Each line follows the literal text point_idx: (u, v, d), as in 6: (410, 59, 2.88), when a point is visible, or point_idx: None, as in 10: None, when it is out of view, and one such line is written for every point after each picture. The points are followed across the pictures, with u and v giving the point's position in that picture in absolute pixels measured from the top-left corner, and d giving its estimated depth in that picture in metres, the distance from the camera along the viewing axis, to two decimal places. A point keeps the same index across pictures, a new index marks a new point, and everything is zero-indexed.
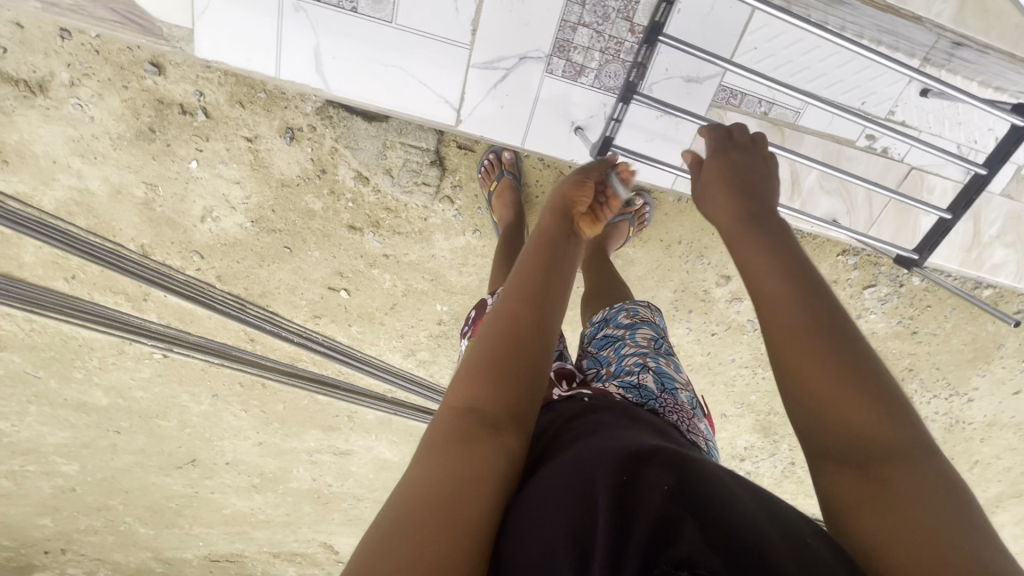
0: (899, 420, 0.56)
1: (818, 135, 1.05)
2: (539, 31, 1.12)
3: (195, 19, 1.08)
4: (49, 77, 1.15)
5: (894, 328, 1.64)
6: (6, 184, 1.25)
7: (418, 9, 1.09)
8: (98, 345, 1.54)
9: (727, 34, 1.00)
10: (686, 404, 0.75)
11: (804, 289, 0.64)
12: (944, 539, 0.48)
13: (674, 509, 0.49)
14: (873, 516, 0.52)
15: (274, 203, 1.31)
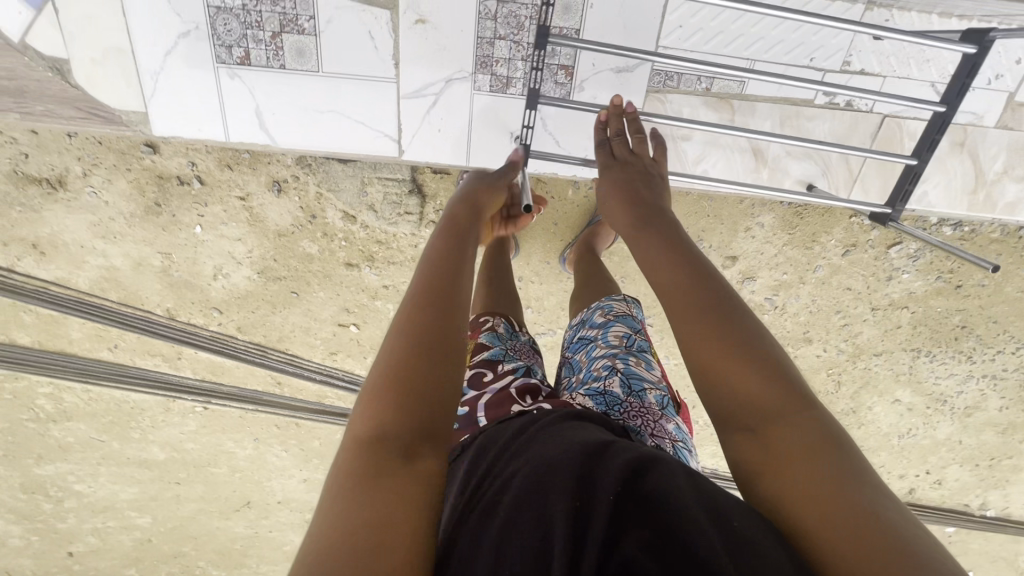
0: (768, 372, 0.59)
1: (770, 101, 1.00)
2: (459, 52, 1.13)
3: (146, 102, 1.15)
4: (65, 172, 1.27)
5: (934, 285, 1.50)
6: (47, 272, 1.40)
7: (345, 57, 1.13)
8: (147, 405, 1.67)
9: (649, 18, 0.95)
10: (655, 404, 0.73)
11: (695, 271, 0.67)
12: (835, 490, 0.50)
13: (625, 516, 0.47)
14: (770, 475, 0.55)
15: (275, 253, 1.38)
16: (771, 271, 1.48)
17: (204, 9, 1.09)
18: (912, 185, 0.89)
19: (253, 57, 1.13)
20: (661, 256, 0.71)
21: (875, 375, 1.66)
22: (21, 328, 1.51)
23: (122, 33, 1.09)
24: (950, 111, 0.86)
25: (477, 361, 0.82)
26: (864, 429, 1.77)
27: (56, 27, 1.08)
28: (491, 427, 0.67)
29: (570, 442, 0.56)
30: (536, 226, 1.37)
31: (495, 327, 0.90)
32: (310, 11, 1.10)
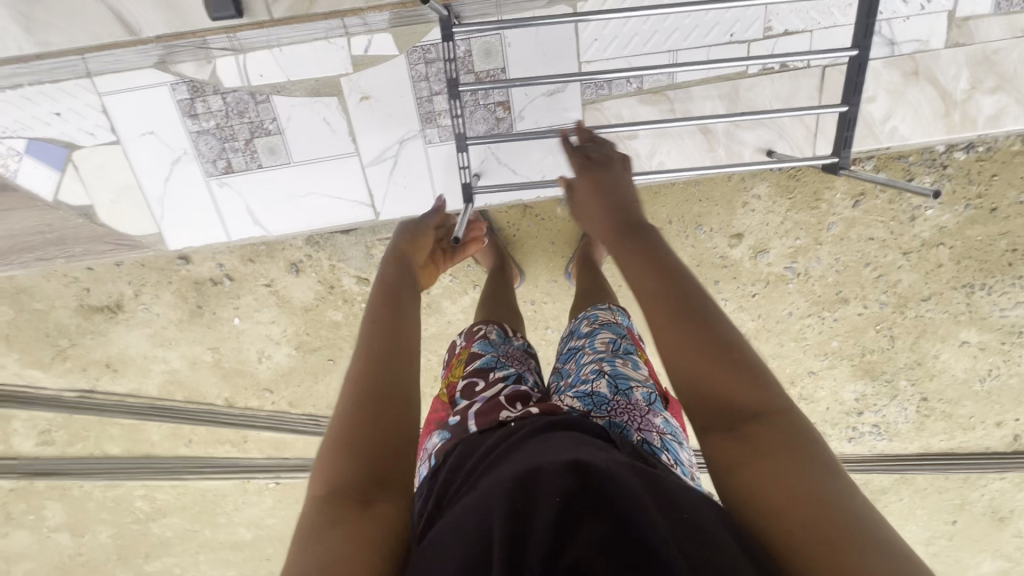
0: (746, 374, 0.63)
1: (705, 83, 1.02)
2: (405, 115, 1.23)
3: (157, 222, 1.30)
4: (120, 296, 1.45)
5: (964, 215, 1.40)
6: (123, 386, 1.58)
7: (306, 142, 1.25)
8: (228, 490, 1.79)
9: (565, 40, 0.99)
10: (642, 401, 0.75)
11: (673, 276, 0.70)
12: (805, 484, 0.54)
13: (572, 520, 0.53)
14: (747, 470, 0.58)
15: (305, 327, 1.49)
16: (785, 239, 1.43)
17: (186, 134, 1.23)
18: (847, 130, 0.88)
19: (235, 165, 1.26)
20: (639, 265, 0.73)
21: (931, 321, 1.53)
22: (113, 439, 1.70)
23: (128, 174, 1.25)
24: (868, 51, 0.85)
25: (469, 374, 0.85)
26: (944, 382, 1.62)
27: (78, 180, 1.24)
28: (471, 439, 0.70)
29: (541, 445, 0.61)
30: (535, 249, 1.41)
31: (487, 334, 0.93)
32: (271, 113, 1.22)
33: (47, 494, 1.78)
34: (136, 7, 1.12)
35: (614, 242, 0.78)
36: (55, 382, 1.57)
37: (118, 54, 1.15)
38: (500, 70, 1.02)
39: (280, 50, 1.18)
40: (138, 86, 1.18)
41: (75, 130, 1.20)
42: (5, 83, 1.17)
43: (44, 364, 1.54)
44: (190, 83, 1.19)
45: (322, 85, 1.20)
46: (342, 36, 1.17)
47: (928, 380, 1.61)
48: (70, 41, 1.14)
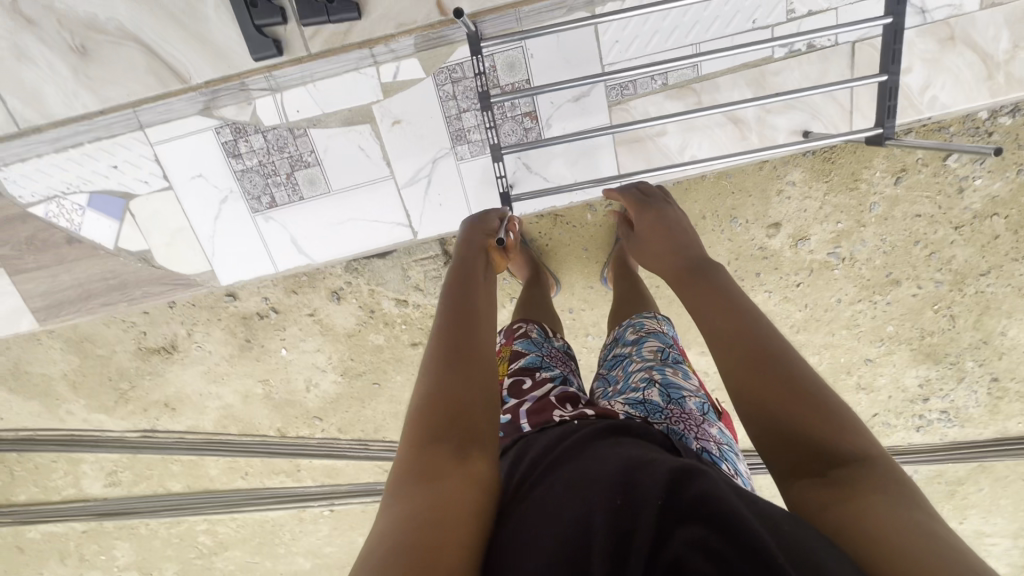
0: (830, 417, 0.64)
1: (732, 72, 1.01)
2: (436, 135, 1.26)
3: (210, 258, 1.36)
4: (174, 336, 1.52)
5: (1017, 181, 1.33)
6: (182, 423, 1.64)
7: (344, 172, 1.29)
8: (284, 521, 1.82)
9: (586, 46, 1.01)
10: (696, 411, 0.73)
11: (744, 318, 0.75)
12: (901, 519, 0.52)
13: (669, 520, 0.50)
14: (835, 507, 0.56)
15: (350, 353, 1.52)
16: (826, 224, 1.39)
17: (231, 174, 1.29)
18: (887, 101, 0.85)
19: (278, 199, 1.31)
20: (709, 306, 0.78)
21: (993, 296, 1.45)
22: (174, 476, 1.75)
23: (181, 217, 1.31)
24: (900, 20, 0.84)
25: (516, 373, 0.85)
26: (1014, 360, 1.53)
27: (136, 227, 1.31)
28: (531, 433, 0.70)
29: (630, 450, 0.60)
30: (569, 257, 1.41)
31: (528, 333, 0.94)
32: (309, 146, 1.27)
33: (116, 534, 1.85)
34: (184, 55, 1.19)
35: (682, 286, 0.85)
36: (120, 424, 1.64)
37: (169, 103, 1.22)
38: (526, 80, 1.03)
39: (313, 86, 1.23)
40: (185, 133, 1.25)
41: (131, 180, 1.28)
42: (64, 143, 1.24)
43: (108, 407, 1.61)
44: (234, 125, 1.25)
45: (356, 115, 1.25)
46: (372, 65, 1.22)
47: (995, 358, 1.52)
48: (125, 95, 1.21)
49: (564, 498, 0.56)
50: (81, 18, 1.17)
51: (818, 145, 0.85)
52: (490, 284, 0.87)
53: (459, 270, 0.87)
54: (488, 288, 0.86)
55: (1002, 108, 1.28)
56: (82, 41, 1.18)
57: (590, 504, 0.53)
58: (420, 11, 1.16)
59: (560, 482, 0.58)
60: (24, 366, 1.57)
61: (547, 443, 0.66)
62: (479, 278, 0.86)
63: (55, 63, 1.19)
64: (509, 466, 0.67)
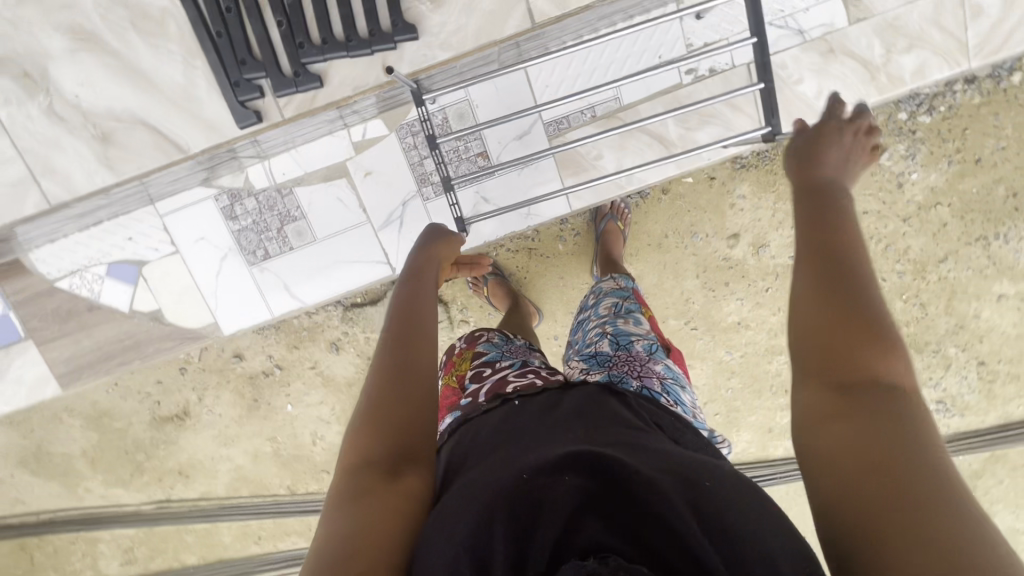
0: (895, 358, 0.59)
1: (649, 99, 1.12)
2: (404, 180, 1.30)
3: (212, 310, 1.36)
4: (186, 403, 1.61)
5: (950, 171, 1.44)
6: (195, 490, 1.69)
7: (324, 221, 1.32)
8: None
9: (523, 93, 1.15)
10: (641, 351, 0.91)
11: (841, 239, 0.69)
12: (895, 444, 0.52)
13: (579, 512, 0.56)
14: (831, 427, 0.57)
15: (351, 403, 1.60)
16: (782, 231, 1.46)
17: (229, 234, 1.33)
18: (773, 101, 0.95)
19: (271, 252, 1.34)
20: (818, 220, 0.73)
21: (958, 281, 1.51)
22: (188, 548, 1.77)
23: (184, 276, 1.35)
24: (764, 35, 0.95)
25: (478, 365, 0.94)
26: (995, 341, 1.56)
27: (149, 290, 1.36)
28: (476, 415, 0.77)
29: (562, 438, 0.66)
30: (548, 285, 1.51)
31: (490, 339, 1.01)
32: (295, 203, 1.31)
33: None
34: (183, 129, 1.25)
35: (804, 198, 0.78)
36: (136, 497, 1.69)
37: (172, 171, 1.28)
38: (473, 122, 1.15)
39: (298, 150, 1.30)
40: (189, 204, 1.32)
41: (143, 249, 1.34)
42: (88, 221, 1.33)
43: (124, 480, 1.68)
44: (230, 192, 1.31)
45: (333, 171, 1.30)
46: (343, 127, 1.28)
47: (975, 342, 1.56)
48: (131, 172, 1.27)
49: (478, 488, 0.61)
50: (100, 107, 1.24)
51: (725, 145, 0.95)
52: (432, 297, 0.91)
53: (404, 288, 0.91)
54: (430, 300, 0.90)
55: (917, 108, 1.40)
56: (100, 127, 1.25)
57: (501, 496, 0.59)
58: (371, 75, 1.22)
59: (479, 475, 0.64)
60: (46, 447, 1.65)
61: (481, 435, 0.72)
62: (423, 292, 0.91)
63: (79, 148, 1.26)
64: (450, 449, 0.75)
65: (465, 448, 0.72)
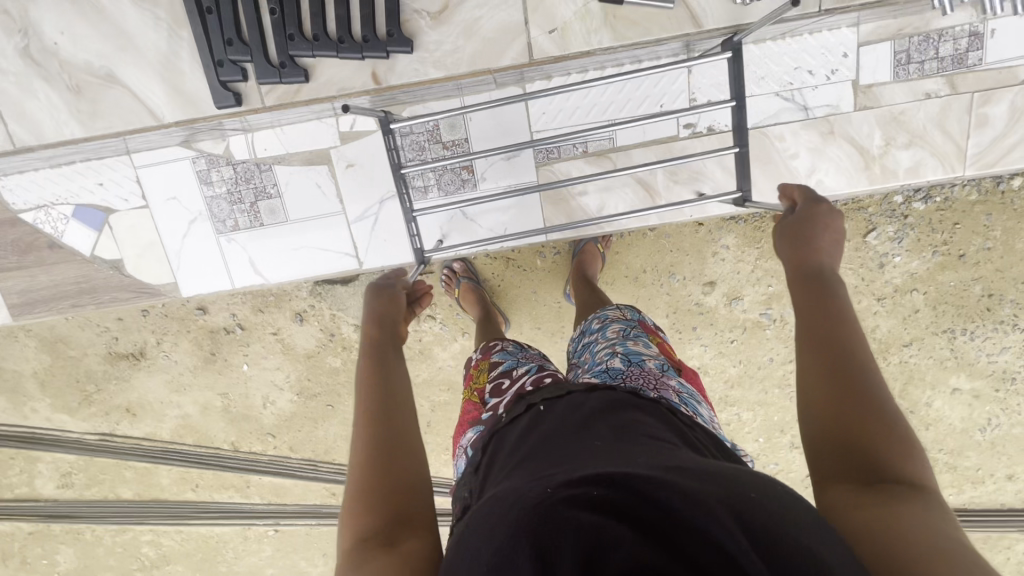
0: (908, 457, 0.61)
1: (642, 145, 1.11)
2: (385, 178, 1.27)
3: (173, 271, 1.33)
4: (143, 345, 1.61)
5: (933, 262, 1.44)
6: (140, 430, 1.71)
7: (300, 202, 1.29)
8: (229, 538, 1.84)
9: (518, 119, 1.12)
10: (654, 368, 0.91)
11: (834, 338, 0.69)
12: (923, 526, 0.53)
13: (606, 525, 0.57)
14: (862, 504, 0.57)
15: (308, 374, 1.61)
16: (757, 287, 1.47)
17: (202, 199, 1.28)
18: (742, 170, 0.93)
19: (241, 223, 1.30)
20: (813, 311, 0.72)
21: (917, 367, 1.54)
22: (126, 483, 1.79)
23: (152, 232, 1.30)
24: (745, 102, 0.94)
25: (496, 376, 0.95)
26: (940, 431, 1.60)
27: (113, 239, 1.30)
28: (503, 428, 0.79)
29: (592, 450, 0.65)
30: (520, 298, 1.52)
31: (505, 347, 1.05)
32: (272, 180, 1.27)
33: (61, 538, 1.87)
34: (158, 97, 1.22)
35: (798, 286, 0.76)
36: (81, 426, 1.71)
37: (145, 135, 1.24)
38: (463, 140, 1.12)
39: (283, 130, 1.25)
40: (165, 161, 1.26)
41: (113, 197, 1.28)
42: (55, 160, 1.26)
43: (71, 409, 1.68)
44: (209, 156, 1.26)
45: (316, 156, 1.26)
46: (332, 116, 1.24)
47: (920, 427, 1.60)
48: (98, 130, 1.23)
49: (500, 500, 0.61)
50: (78, 60, 1.20)
51: (694, 209, 0.95)
52: (397, 342, 0.93)
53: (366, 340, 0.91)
54: (395, 346, 0.92)
55: (912, 194, 1.40)
56: (74, 80, 1.21)
57: (521, 511, 0.59)
58: (358, 79, 1.19)
59: (506, 482, 0.66)
60: None
61: (512, 445, 0.73)
62: (389, 340, 0.92)
63: (50, 96, 1.21)
64: (485, 458, 0.76)
65: (502, 456, 0.73)
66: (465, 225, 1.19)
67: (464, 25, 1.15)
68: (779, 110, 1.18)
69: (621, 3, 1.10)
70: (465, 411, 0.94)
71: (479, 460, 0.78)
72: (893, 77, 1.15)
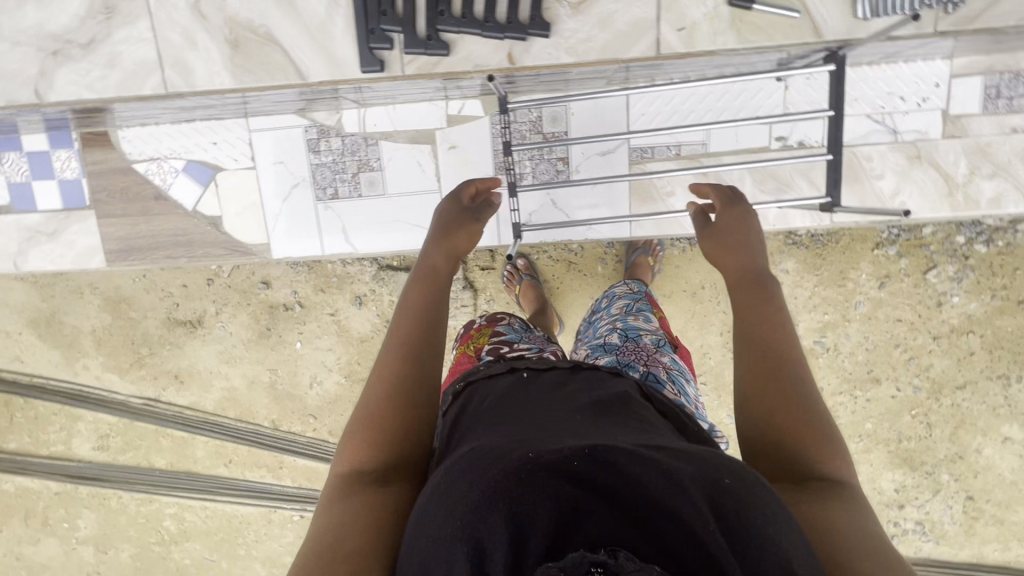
0: (835, 455, 0.69)
1: (734, 151, 1.17)
2: (483, 162, 1.32)
3: (268, 233, 1.38)
4: (203, 313, 1.65)
5: (991, 305, 1.46)
6: (184, 397, 1.73)
7: (399, 178, 1.35)
8: (252, 520, 1.82)
9: (616, 117, 1.18)
10: (650, 344, 0.95)
11: (771, 337, 0.78)
12: (845, 530, 0.61)
13: (580, 501, 0.56)
14: (792, 504, 0.65)
15: (358, 357, 1.64)
16: (812, 314, 1.51)
17: (308, 165, 1.35)
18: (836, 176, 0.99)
19: (341, 193, 1.36)
20: (753, 313, 0.80)
21: (970, 411, 1.53)
22: (160, 452, 1.80)
23: (254, 192, 1.36)
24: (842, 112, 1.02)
25: (496, 341, 0.95)
26: (989, 481, 1.57)
27: (216, 196, 1.36)
28: (479, 379, 0.80)
29: (574, 427, 0.65)
30: (576, 301, 1.54)
31: (511, 321, 1.03)
32: (377, 154, 1.33)
33: (86, 502, 1.86)
34: (310, 58, 1.27)
35: (737, 286, 0.85)
36: (128, 387, 1.73)
37: (283, 92, 1.29)
38: (564, 131, 1.19)
39: (394, 107, 1.32)
40: (278, 127, 1.33)
41: (224, 156, 1.34)
42: (181, 116, 1.33)
43: (122, 368, 1.71)
44: (320, 127, 1.33)
45: (421, 136, 1.33)
46: (443, 98, 1.30)
47: (969, 475, 1.56)
48: (249, 84, 1.28)
49: (478, 460, 0.60)
50: (242, 17, 1.26)
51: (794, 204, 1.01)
52: (446, 288, 0.88)
53: (417, 276, 0.88)
54: (443, 292, 0.87)
55: (977, 237, 1.41)
56: (235, 35, 1.26)
57: (500, 472, 0.57)
58: (494, 57, 1.24)
59: (482, 442, 0.64)
60: (60, 316, 1.69)
61: (484, 406, 0.74)
62: (441, 285, 0.88)
63: (210, 51, 1.27)
64: (453, 415, 0.76)
65: (471, 409, 0.75)
66: (556, 213, 1.24)
67: (600, 16, 1.21)
68: (868, 131, 1.23)
69: (749, 8, 1.16)
70: (457, 365, 0.96)
71: (452, 410, 0.78)
72: (981, 110, 1.20)
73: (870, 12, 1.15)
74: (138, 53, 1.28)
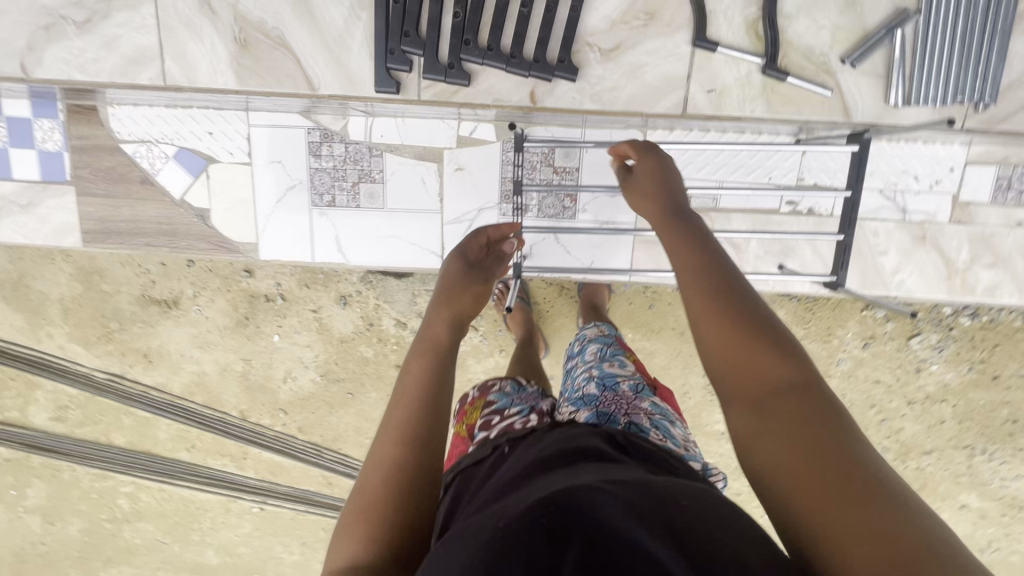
0: (795, 361, 0.65)
1: (743, 212, 1.18)
2: (487, 187, 1.29)
3: (257, 232, 1.33)
4: (179, 294, 1.59)
5: (968, 376, 1.48)
6: (151, 378, 1.67)
7: (402, 194, 1.31)
8: (210, 507, 1.79)
9: None
10: (628, 391, 0.92)
11: (696, 260, 0.76)
12: (828, 448, 0.57)
13: (554, 559, 0.53)
14: (771, 441, 0.60)
15: (337, 357, 1.60)
16: None
17: (306, 168, 1.29)
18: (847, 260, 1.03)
19: (337, 201, 1.31)
20: (678, 246, 0.79)
21: (932, 475, 1.56)
22: (120, 430, 1.74)
23: (247, 187, 1.31)
24: (857, 193, 1.05)
25: (488, 415, 0.92)
26: None
27: (207, 187, 1.31)
28: (467, 468, 0.80)
29: (541, 481, 0.63)
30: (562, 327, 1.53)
31: (501, 386, 0.99)
32: (380, 166, 1.29)
33: (37, 471, 1.80)
34: (321, 71, 1.23)
35: (665, 223, 0.85)
36: (92, 361, 1.66)
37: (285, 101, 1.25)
38: (575, 171, 1.18)
39: (403, 121, 1.27)
40: (281, 125, 1.27)
41: (219, 148, 1.29)
42: (178, 100, 1.27)
43: (88, 342, 1.65)
44: (324, 130, 1.27)
45: (428, 152, 1.28)
46: (455, 120, 1.27)
47: None
48: (252, 88, 1.24)
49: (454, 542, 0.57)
50: (254, 17, 1.21)
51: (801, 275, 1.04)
52: (450, 356, 0.84)
53: (419, 343, 0.85)
54: (446, 359, 0.84)
55: (966, 311, 1.42)
56: (244, 34, 1.21)
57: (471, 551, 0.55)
58: (516, 94, 1.23)
59: (460, 523, 0.62)
60: (27, 281, 1.61)
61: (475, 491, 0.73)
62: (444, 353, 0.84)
63: (215, 45, 1.22)
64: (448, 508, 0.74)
65: (466, 498, 0.73)
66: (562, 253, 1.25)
67: (630, 67, 1.20)
68: (879, 207, 1.23)
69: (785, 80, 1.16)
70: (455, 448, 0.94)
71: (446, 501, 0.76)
72: (991, 199, 1.22)
73: (901, 100, 1.18)
74: (138, 39, 1.22)
